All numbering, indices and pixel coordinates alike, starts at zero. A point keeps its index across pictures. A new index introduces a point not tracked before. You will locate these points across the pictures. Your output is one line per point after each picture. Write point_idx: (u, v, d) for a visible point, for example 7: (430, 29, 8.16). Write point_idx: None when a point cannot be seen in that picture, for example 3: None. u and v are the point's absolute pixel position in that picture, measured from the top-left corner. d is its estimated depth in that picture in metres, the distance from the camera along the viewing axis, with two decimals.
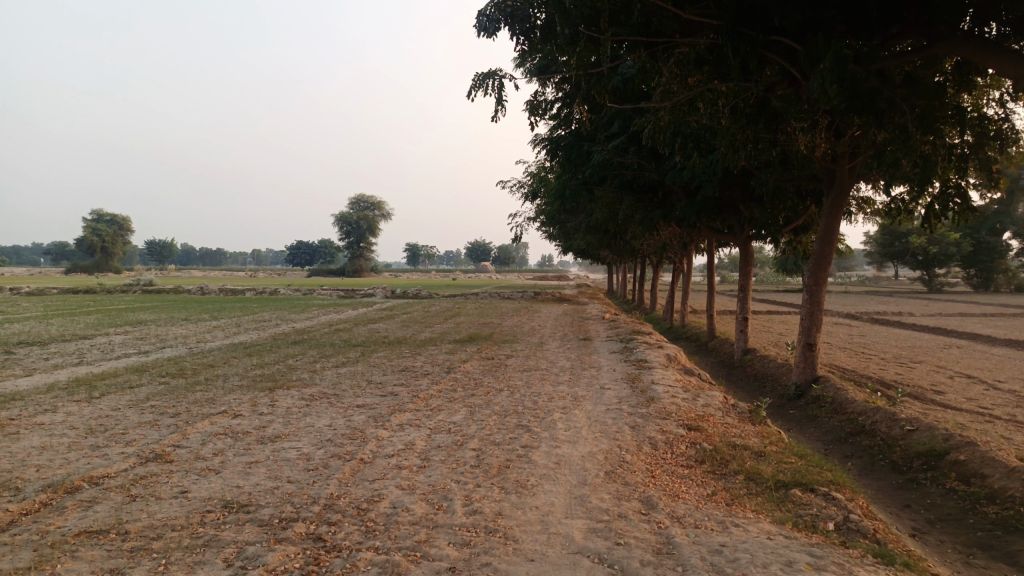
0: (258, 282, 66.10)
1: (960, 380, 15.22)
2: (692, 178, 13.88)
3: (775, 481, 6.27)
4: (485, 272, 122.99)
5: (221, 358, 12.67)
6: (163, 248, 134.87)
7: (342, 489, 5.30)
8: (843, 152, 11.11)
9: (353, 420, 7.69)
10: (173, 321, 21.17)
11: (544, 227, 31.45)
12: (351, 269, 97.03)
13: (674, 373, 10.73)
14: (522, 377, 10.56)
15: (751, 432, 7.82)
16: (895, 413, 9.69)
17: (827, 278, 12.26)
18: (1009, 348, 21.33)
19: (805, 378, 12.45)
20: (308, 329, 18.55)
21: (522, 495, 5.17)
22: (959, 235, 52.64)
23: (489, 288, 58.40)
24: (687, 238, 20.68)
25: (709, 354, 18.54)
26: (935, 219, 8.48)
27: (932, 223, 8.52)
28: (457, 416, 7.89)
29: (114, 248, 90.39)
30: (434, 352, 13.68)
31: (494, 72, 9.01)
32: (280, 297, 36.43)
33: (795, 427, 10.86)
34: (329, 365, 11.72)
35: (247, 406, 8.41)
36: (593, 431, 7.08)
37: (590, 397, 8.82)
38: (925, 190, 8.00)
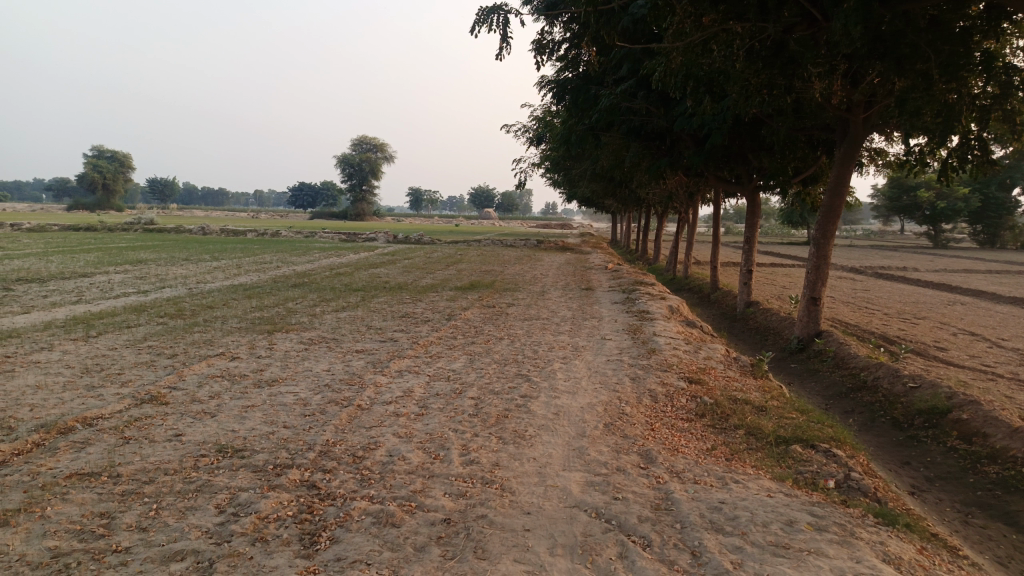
0: (260, 223, 65.82)
1: (963, 337, 15.13)
2: (702, 125, 13.54)
3: (776, 436, 6.21)
4: (488, 218, 122.37)
5: (220, 300, 12.59)
6: (165, 188, 134.09)
7: (339, 436, 5.23)
8: (859, 101, 10.76)
9: (351, 366, 7.62)
10: (174, 261, 21.06)
11: (548, 174, 31.03)
12: (354, 213, 96.54)
13: (676, 324, 10.64)
14: (523, 325, 10.48)
15: (753, 386, 7.74)
16: (898, 370, 9.61)
17: (835, 231, 12.03)
18: (1013, 305, 21.21)
19: (808, 332, 12.36)
20: (308, 272, 18.44)
21: (520, 446, 5.10)
22: (969, 190, 52.03)
23: (492, 234, 58.18)
24: (693, 188, 20.36)
25: (712, 305, 18.44)
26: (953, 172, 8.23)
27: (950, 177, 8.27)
28: (456, 363, 7.81)
29: (116, 186, 89.83)
30: (435, 298, 13.59)
31: (500, 6, 8.66)
32: (282, 239, 36.26)
33: (795, 381, 10.81)
34: (329, 309, 11.63)
35: (245, 349, 8.34)
36: (593, 382, 7.00)
37: (591, 348, 8.73)
38: (945, 141, 7.74)
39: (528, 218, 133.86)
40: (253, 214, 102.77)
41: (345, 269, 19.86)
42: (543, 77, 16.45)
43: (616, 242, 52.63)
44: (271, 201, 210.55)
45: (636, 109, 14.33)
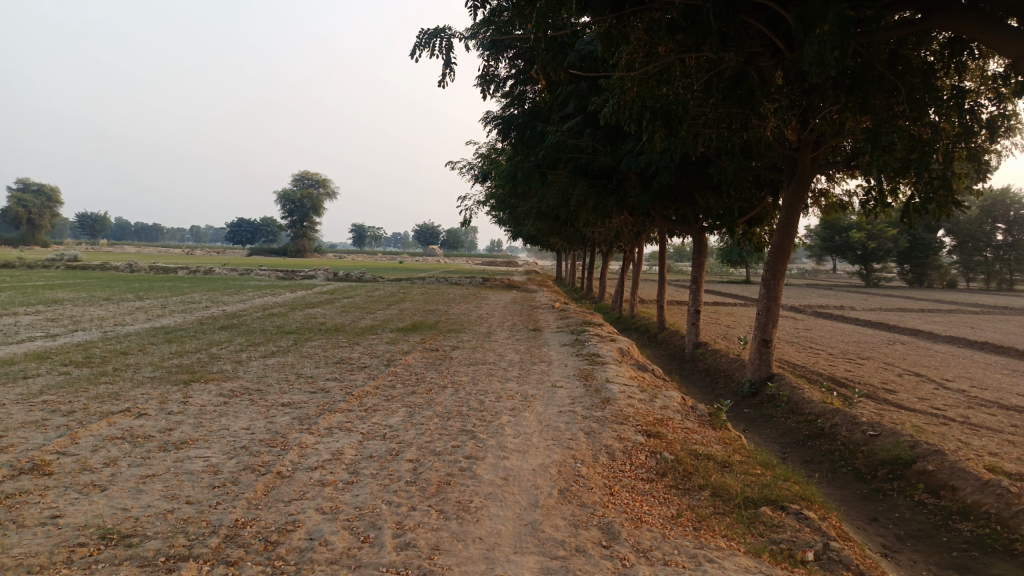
0: (195, 260, 63.50)
1: (909, 378, 15.11)
2: (649, 164, 13.30)
3: (744, 498, 5.70)
4: (433, 255, 121.57)
5: (136, 345, 11.53)
6: (96, 223, 129.08)
7: (252, 514, 4.47)
8: (808, 141, 10.61)
9: (274, 423, 6.81)
10: (93, 301, 19.66)
11: (493, 212, 30.67)
12: (294, 250, 94.54)
13: (628, 369, 10.14)
14: (467, 372, 9.82)
15: (714, 439, 7.25)
16: (856, 416, 9.30)
17: (785, 273, 11.81)
18: (950, 345, 21.56)
19: (760, 375, 12.02)
20: (239, 313, 17.38)
21: (464, 522, 4.42)
22: (897, 232, 54.00)
23: (436, 272, 57.66)
24: (639, 226, 20.19)
25: (660, 346, 18.12)
26: (915, 214, 8.00)
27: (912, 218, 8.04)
28: (394, 418, 7.09)
29: (42, 220, 85.85)
30: (373, 341, 12.82)
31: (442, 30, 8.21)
32: (214, 277, 34.73)
33: (749, 428, 10.42)
34: (256, 354, 10.75)
35: (155, 404, 7.43)
36: (544, 439, 6.38)
37: (541, 397, 8.11)
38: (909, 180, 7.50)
39: (473, 256, 133.61)
40: (189, 250, 99.47)
41: (280, 309, 18.85)
42: (487, 113, 16.14)
43: (561, 280, 52.56)
44: (209, 236, 205.20)
45: (583, 148, 14.05)
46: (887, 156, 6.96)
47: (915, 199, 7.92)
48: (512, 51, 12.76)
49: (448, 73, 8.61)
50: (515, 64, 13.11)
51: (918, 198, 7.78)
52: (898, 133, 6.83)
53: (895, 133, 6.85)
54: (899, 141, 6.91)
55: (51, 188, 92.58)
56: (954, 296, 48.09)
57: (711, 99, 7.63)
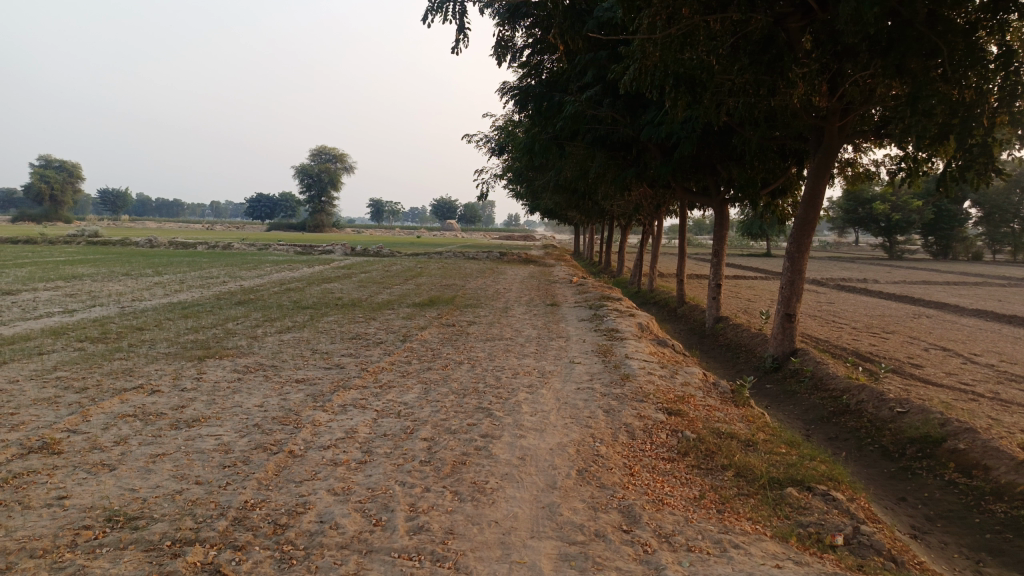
0: (215, 235, 63.82)
1: (936, 353, 14.76)
2: (670, 134, 12.94)
3: (768, 478, 5.50)
4: (450, 229, 121.40)
5: (152, 321, 11.49)
6: (117, 199, 130.16)
7: (261, 496, 4.35)
8: (836, 109, 10.22)
9: (287, 400, 6.69)
10: (111, 277, 19.73)
11: (510, 185, 30.35)
12: (312, 225, 94.82)
13: (647, 344, 9.92)
14: (483, 347, 9.66)
15: (737, 417, 7.05)
16: (882, 392, 9.04)
17: (810, 245, 11.48)
18: (978, 318, 21.09)
19: (783, 350, 11.77)
20: (256, 288, 17.34)
21: (479, 505, 4.27)
22: (922, 203, 52.92)
23: (454, 246, 57.76)
24: (659, 199, 19.83)
25: (679, 320, 17.87)
26: (953, 182, 7.64)
27: (949, 187, 7.69)
28: (409, 395, 6.95)
29: (64, 197, 86.62)
30: (389, 316, 12.70)
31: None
32: (233, 252, 34.82)
33: (772, 404, 10.20)
34: (271, 330, 10.66)
35: (168, 380, 7.35)
36: (562, 416, 6.21)
37: (559, 374, 7.93)
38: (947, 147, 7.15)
39: (491, 230, 133.28)
40: (208, 225, 100.00)
41: (296, 284, 18.79)
42: (504, 83, 15.82)
43: (578, 254, 52.23)
44: (228, 212, 206.66)
45: (602, 118, 13.71)
46: (927, 119, 6.60)
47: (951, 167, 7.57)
48: (529, 19, 12.46)
49: (462, 39, 8.16)
50: (531, 33, 12.81)
51: (955, 165, 7.44)
52: (939, 97, 6.50)
53: (935, 96, 6.53)
54: (939, 105, 6.58)
55: (72, 164, 93.34)
56: (980, 268, 47.18)
57: (737, 63, 7.30)
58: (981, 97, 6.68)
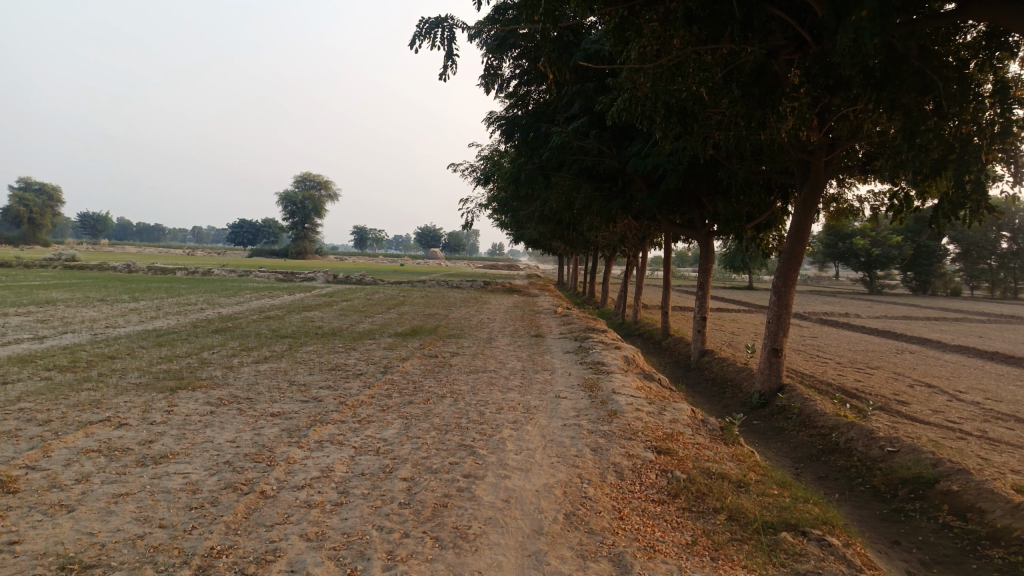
0: (195, 260, 63.14)
1: (921, 389, 14.69)
2: (656, 167, 12.91)
3: (762, 522, 5.30)
4: (434, 258, 121.22)
5: (125, 349, 11.14)
6: (97, 222, 128.87)
7: (228, 542, 4.08)
8: (823, 144, 10.22)
9: (261, 436, 6.41)
10: (86, 302, 19.29)
11: (495, 214, 30.32)
12: (295, 251, 94.28)
13: (634, 379, 9.73)
14: (467, 380, 9.43)
15: (727, 456, 6.86)
16: (872, 430, 8.90)
17: (797, 280, 11.40)
18: (960, 354, 21.13)
19: (770, 386, 11.62)
20: (234, 316, 17.01)
21: (461, 553, 4.03)
22: (901, 239, 53.57)
23: (438, 275, 57.54)
24: (644, 230, 19.79)
25: (664, 353, 17.73)
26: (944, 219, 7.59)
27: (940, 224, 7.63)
28: (389, 431, 6.70)
29: (43, 220, 85.57)
30: (371, 346, 12.43)
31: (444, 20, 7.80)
32: (213, 278, 34.34)
33: (759, 441, 10.02)
34: (248, 360, 10.35)
35: (137, 413, 7.03)
36: (548, 455, 5.98)
37: (545, 409, 7.71)
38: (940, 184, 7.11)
39: (475, 259, 133.23)
40: (189, 250, 99.13)
41: (276, 312, 18.47)
42: (490, 113, 15.80)
43: (562, 284, 52.19)
44: (210, 237, 205.31)
45: (588, 150, 13.66)
46: (922, 155, 6.54)
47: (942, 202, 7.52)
48: (516, 51, 12.47)
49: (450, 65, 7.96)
50: (519, 64, 12.81)
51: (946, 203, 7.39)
52: (936, 132, 6.46)
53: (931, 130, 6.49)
54: (936, 140, 6.54)
55: (52, 187, 92.48)
56: (957, 304, 47.70)
57: (727, 96, 7.25)
58: (974, 133, 6.66)
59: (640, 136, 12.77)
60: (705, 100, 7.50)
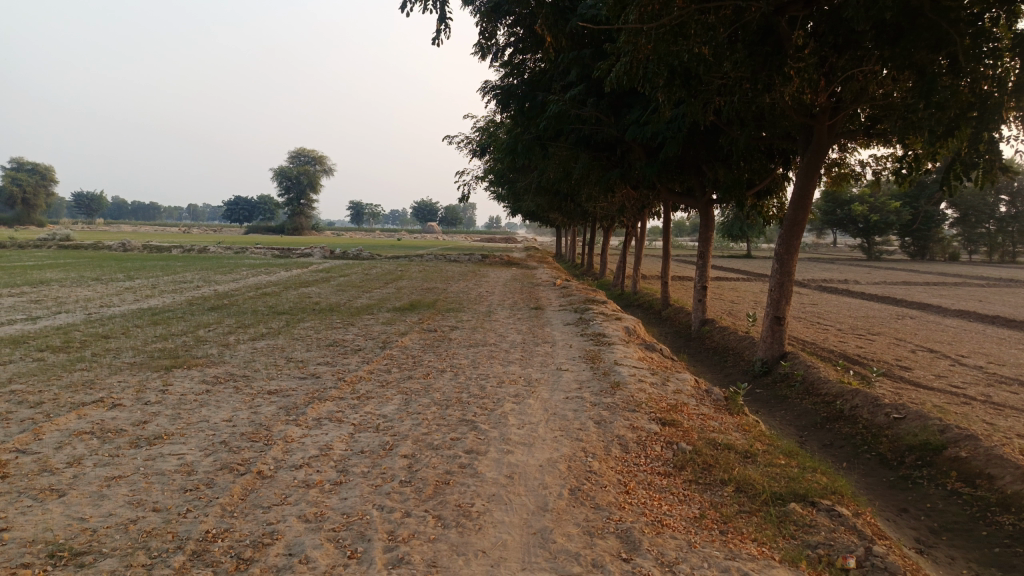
0: (191, 238, 62.81)
1: (923, 354, 14.61)
2: (655, 134, 12.66)
3: (771, 493, 5.19)
4: (431, 232, 120.74)
5: (119, 328, 10.99)
6: (91, 202, 128.13)
7: (224, 525, 3.96)
8: (826, 107, 9.96)
9: (258, 414, 6.28)
10: (80, 282, 19.10)
11: (492, 187, 30.03)
12: (291, 227, 93.83)
13: (636, 350, 9.60)
14: (467, 354, 9.30)
15: (732, 426, 6.74)
16: (877, 397, 8.81)
17: (799, 246, 11.22)
18: (961, 319, 21.07)
19: (772, 354, 11.51)
20: (230, 293, 16.82)
21: (464, 532, 3.91)
22: (899, 204, 53.32)
23: (435, 248, 57.36)
24: (643, 200, 19.56)
25: (664, 323, 17.62)
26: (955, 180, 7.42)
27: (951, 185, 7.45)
28: (388, 407, 6.58)
29: (36, 200, 84.89)
30: (369, 321, 12.28)
31: None
32: (208, 256, 34.09)
33: (763, 410, 9.93)
34: (244, 337, 10.20)
35: (131, 393, 6.89)
36: (551, 429, 5.86)
37: (546, 382, 7.58)
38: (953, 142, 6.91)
39: (473, 232, 132.68)
40: (184, 228, 98.69)
41: (273, 288, 18.30)
42: (485, 82, 15.49)
43: (561, 256, 51.99)
44: (205, 215, 204.46)
45: (586, 118, 13.38)
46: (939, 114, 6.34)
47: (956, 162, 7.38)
48: (511, 17, 12.16)
49: (442, 29, 7.68)
50: (514, 31, 12.52)
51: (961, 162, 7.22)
52: (952, 90, 6.23)
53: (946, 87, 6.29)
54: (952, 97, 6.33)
55: (44, 166, 91.67)
56: (956, 268, 47.61)
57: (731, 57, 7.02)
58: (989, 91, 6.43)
59: (639, 102, 12.50)
60: (707, 61, 7.27)
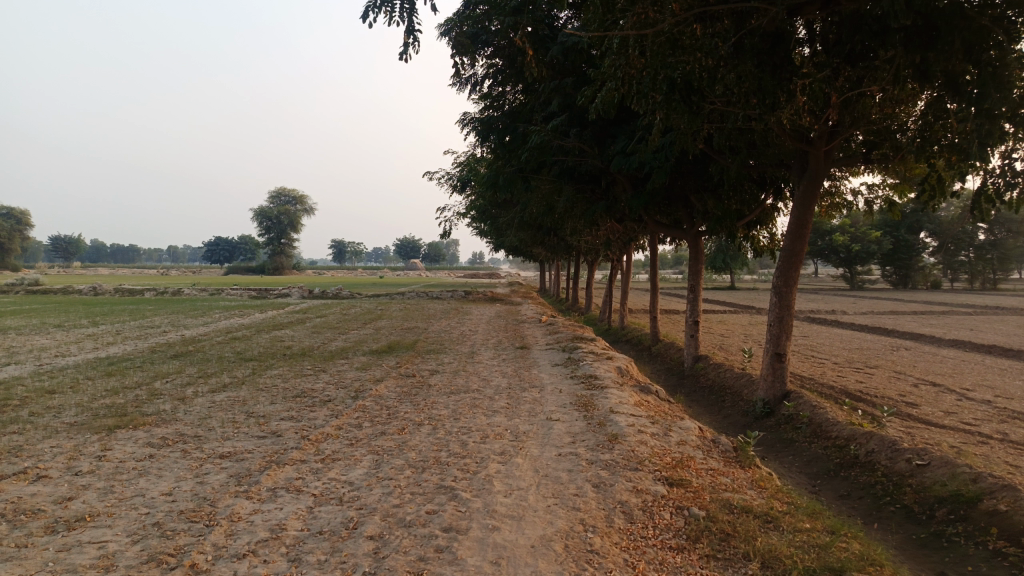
0: (166, 281, 61.26)
1: (927, 388, 13.96)
2: (641, 164, 12.09)
3: (805, 569, 4.39)
4: (414, 269, 119.90)
5: (68, 381, 10.04)
6: (69, 245, 126.37)
7: None
8: (823, 131, 9.44)
9: (204, 486, 5.43)
10: (40, 329, 18.00)
11: (474, 222, 29.40)
12: (272, 267, 92.76)
13: (631, 394, 8.83)
14: (447, 403, 8.48)
15: (746, 483, 5.98)
16: (894, 441, 8.10)
17: (798, 278, 10.55)
18: (957, 349, 20.53)
19: (774, 393, 10.78)
20: (197, 338, 15.88)
21: None
22: (881, 234, 53.55)
23: (417, 287, 56.63)
24: (629, 232, 18.99)
25: (655, 360, 16.90)
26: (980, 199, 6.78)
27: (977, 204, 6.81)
28: (356, 473, 5.75)
29: (10, 244, 83.03)
30: (342, 367, 11.42)
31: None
32: (183, 298, 33.03)
33: (769, 455, 9.17)
34: (203, 390, 9.31)
35: (61, 462, 6.01)
36: (543, 497, 5.08)
37: (535, 436, 6.79)
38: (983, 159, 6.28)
39: (455, 269, 131.78)
40: (162, 271, 97.05)
41: (244, 332, 17.42)
42: (463, 116, 15.07)
43: (545, 292, 51.26)
44: (186, 256, 202.62)
45: (569, 149, 12.76)
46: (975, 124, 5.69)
47: (990, 180, 6.89)
48: (489, 48, 11.86)
49: (410, 43, 6.92)
50: (493, 63, 12.23)
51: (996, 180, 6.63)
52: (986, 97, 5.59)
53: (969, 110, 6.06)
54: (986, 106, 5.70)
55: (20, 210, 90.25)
56: (940, 297, 47.57)
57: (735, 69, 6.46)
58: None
59: (624, 131, 11.94)
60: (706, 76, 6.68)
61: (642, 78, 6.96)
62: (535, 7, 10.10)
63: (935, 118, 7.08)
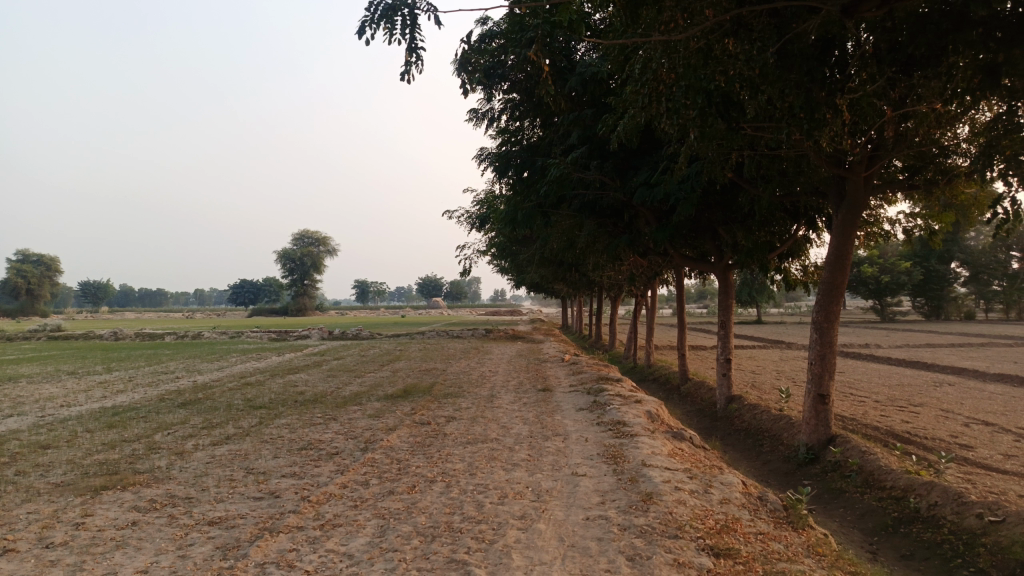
0: (189, 324, 61.49)
1: (980, 428, 13.00)
2: (665, 195, 11.49)
3: None
4: (435, 308, 119.80)
5: (64, 435, 9.50)
6: (97, 290, 128.32)
7: None
8: (861, 156, 8.79)
9: (185, 560, 4.81)
10: (52, 377, 17.64)
11: (495, 259, 28.99)
12: (295, 308, 93.31)
13: (664, 443, 8.10)
14: (463, 455, 7.83)
15: (802, 550, 5.21)
16: (960, 493, 7.28)
17: (839, 313, 9.79)
18: (1004, 384, 19.48)
19: (818, 438, 9.97)
20: (208, 384, 15.35)
21: None
22: (910, 264, 52.35)
23: (440, 326, 56.35)
24: (653, 267, 18.35)
25: (685, 401, 16.09)
26: None
27: None
28: (357, 543, 5.08)
29: (41, 290, 84.20)
30: (354, 415, 10.80)
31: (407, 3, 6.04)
32: (202, 342, 32.72)
33: (818, 508, 8.32)
34: (204, 443, 8.72)
35: (33, 532, 5.43)
36: (571, 574, 4.38)
37: (560, 496, 6.10)
38: None
39: (477, 308, 131.44)
40: (186, 314, 97.71)
41: (258, 377, 16.89)
42: (480, 153, 14.66)
43: (568, 329, 50.46)
44: (211, 299, 205.38)
45: (589, 182, 12.18)
46: None
47: None
48: (506, 82, 11.55)
49: (413, 61, 6.50)
50: (510, 98, 11.91)
51: None
52: None
53: None
54: None
55: (48, 258, 91.62)
56: (976, 327, 46.09)
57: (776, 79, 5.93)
58: None
59: (647, 161, 11.38)
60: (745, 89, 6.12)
61: (672, 95, 6.39)
62: (553, 37, 9.76)
63: (1001, 130, 6.36)
